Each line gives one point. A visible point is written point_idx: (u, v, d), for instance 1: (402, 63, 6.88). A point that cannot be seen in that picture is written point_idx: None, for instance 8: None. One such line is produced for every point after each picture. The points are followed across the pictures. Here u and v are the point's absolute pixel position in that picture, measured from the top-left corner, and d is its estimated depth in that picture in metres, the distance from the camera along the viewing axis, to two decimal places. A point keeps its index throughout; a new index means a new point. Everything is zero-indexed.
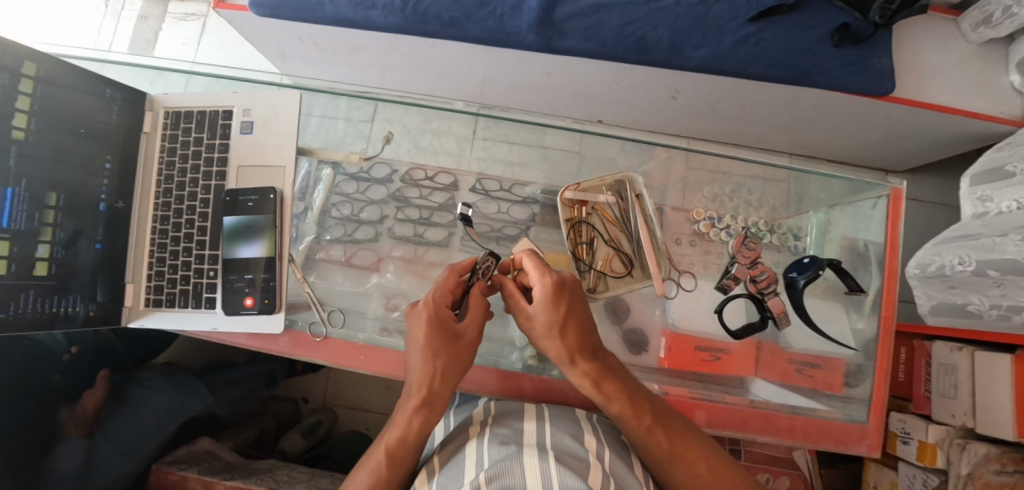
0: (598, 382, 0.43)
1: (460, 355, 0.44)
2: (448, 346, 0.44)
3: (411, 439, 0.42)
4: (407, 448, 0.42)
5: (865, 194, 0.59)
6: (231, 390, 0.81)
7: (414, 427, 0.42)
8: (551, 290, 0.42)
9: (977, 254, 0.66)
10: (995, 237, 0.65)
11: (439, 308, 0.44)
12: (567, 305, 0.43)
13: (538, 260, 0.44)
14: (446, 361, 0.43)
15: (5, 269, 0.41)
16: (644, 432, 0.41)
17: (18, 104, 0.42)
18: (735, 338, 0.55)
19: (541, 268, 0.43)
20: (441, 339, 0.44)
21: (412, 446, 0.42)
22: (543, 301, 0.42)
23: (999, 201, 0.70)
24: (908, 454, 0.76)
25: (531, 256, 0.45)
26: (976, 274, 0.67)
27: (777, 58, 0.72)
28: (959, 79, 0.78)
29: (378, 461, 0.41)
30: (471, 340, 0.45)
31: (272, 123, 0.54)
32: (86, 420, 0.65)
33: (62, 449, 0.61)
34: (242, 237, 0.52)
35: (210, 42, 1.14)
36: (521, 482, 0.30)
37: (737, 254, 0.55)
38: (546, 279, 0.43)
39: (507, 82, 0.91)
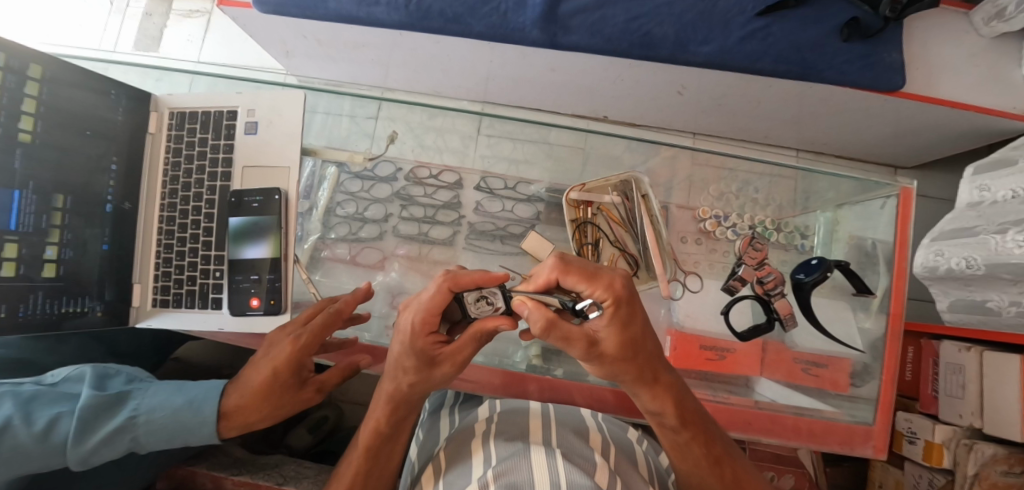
0: (659, 398, 0.37)
1: (432, 380, 0.37)
2: (421, 370, 0.36)
3: (379, 434, 0.41)
4: (379, 442, 0.42)
5: (873, 194, 0.58)
6: None
7: (378, 425, 0.41)
8: (619, 295, 0.29)
9: (983, 256, 0.66)
10: (994, 235, 0.65)
11: (415, 335, 0.33)
12: (639, 314, 0.31)
13: (581, 268, 0.29)
14: (413, 380, 0.37)
15: (13, 271, 0.41)
16: (690, 447, 0.41)
17: (24, 108, 0.42)
18: (741, 339, 0.55)
19: (591, 277, 0.29)
20: (416, 361, 0.35)
21: (382, 442, 0.42)
22: (617, 318, 0.29)
23: (997, 190, 0.70)
24: (915, 454, 0.75)
25: (572, 270, 0.29)
26: (988, 275, 0.66)
27: (784, 53, 0.71)
28: (970, 73, 0.76)
29: (357, 451, 0.43)
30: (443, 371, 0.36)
31: (276, 123, 0.54)
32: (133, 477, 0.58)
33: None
34: (247, 237, 0.52)
35: (214, 39, 1.13)
36: (529, 478, 0.30)
37: (744, 255, 0.54)
38: (616, 285, 0.28)
39: (511, 79, 0.90)
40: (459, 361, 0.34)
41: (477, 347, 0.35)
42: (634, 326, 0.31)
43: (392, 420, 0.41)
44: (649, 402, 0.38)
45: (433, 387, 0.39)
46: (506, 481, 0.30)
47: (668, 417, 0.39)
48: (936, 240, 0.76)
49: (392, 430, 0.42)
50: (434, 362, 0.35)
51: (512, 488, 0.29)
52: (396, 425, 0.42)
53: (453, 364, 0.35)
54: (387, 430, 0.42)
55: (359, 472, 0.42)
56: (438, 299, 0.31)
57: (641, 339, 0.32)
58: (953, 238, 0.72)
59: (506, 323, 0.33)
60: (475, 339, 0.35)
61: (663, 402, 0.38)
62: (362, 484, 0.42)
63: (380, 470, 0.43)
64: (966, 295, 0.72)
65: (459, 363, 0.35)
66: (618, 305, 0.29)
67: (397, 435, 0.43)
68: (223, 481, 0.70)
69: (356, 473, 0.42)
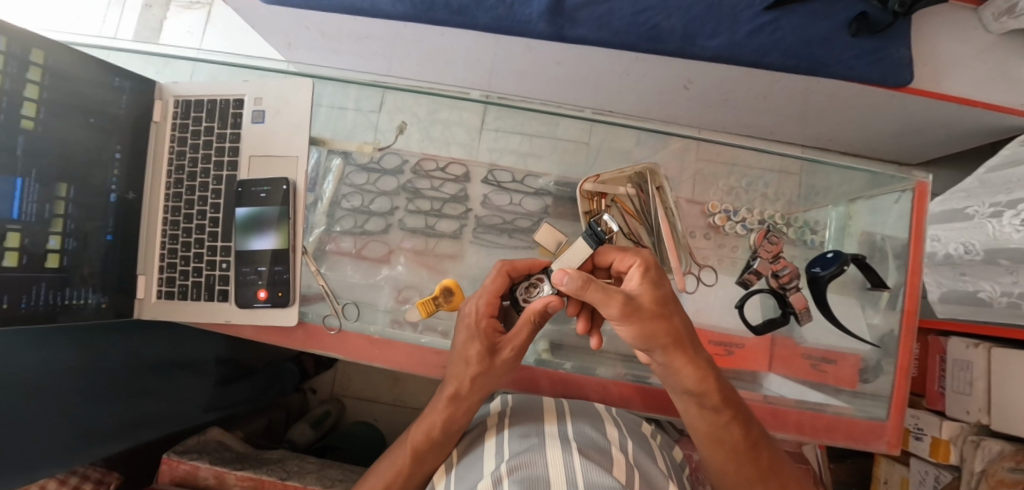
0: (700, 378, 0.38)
1: (492, 371, 0.41)
2: (484, 358, 0.40)
3: (432, 437, 0.41)
4: (428, 448, 0.41)
5: (887, 188, 0.58)
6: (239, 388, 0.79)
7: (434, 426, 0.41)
8: (645, 259, 0.38)
9: (981, 242, 0.66)
10: (988, 218, 0.65)
11: (482, 315, 0.41)
12: (667, 283, 0.38)
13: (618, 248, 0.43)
14: (475, 371, 0.41)
15: (16, 261, 0.40)
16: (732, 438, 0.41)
17: (28, 94, 0.41)
18: (755, 333, 0.54)
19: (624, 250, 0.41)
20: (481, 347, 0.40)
21: (431, 446, 0.41)
22: (647, 275, 0.37)
23: (995, 181, 0.68)
24: (921, 450, 0.75)
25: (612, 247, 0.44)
26: (985, 262, 0.66)
27: (793, 48, 0.70)
28: (978, 70, 0.76)
29: (404, 453, 0.42)
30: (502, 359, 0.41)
31: (283, 111, 0.53)
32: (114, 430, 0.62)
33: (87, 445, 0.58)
34: (254, 229, 0.52)
35: (216, 31, 1.12)
36: (545, 473, 0.30)
37: (759, 248, 0.53)
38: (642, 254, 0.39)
39: (517, 72, 0.89)
40: (516, 341, 0.40)
41: (530, 333, 0.40)
42: (666, 287, 0.37)
43: (451, 422, 0.41)
44: (690, 378, 0.38)
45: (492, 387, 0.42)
46: (523, 475, 0.30)
47: (709, 398, 0.39)
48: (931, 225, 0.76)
49: (444, 435, 0.42)
50: (495, 347, 0.41)
51: (530, 483, 0.29)
52: (448, 429, 0.42)
53: (512, 349, 0.41)
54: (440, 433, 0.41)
55: (402, 474, 0.41)
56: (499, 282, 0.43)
57: (671, 305, 0.37)
58: (948, 221, 0.72)
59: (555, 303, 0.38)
60: (529, 323, 0.40)
61: (701, 378, 0.38)
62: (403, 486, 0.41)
63: (425, 473, 0.42)
64: (958, 285, 0.72)
65: (516, 346, 0.40)
66: (647, 266, 0.38)
67: (446, 441, 0.42)
68: (226, 478, 0.69)
69: (399, 474, 0.41)
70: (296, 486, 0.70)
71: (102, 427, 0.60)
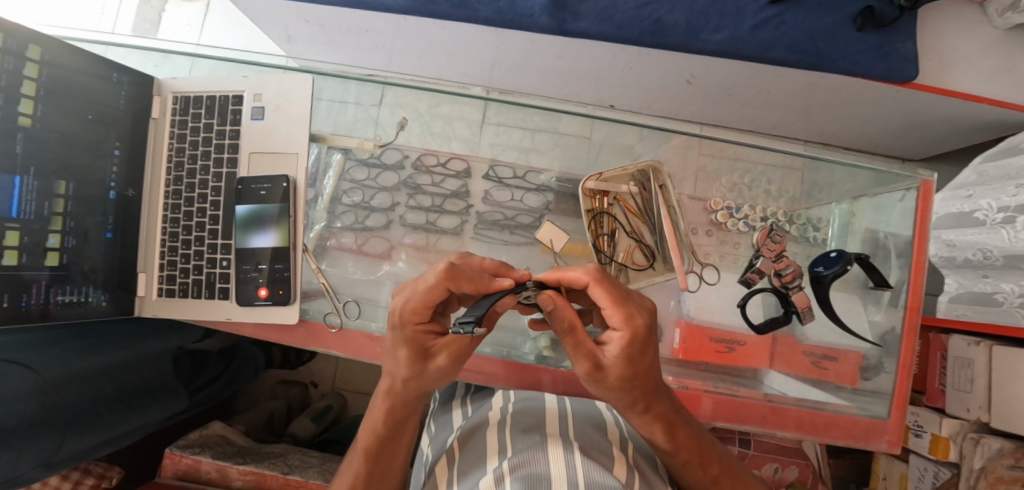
0: (654, 429, 0.37)
1: (430, 376, 0.35)
2: (415, 364, 0.34)
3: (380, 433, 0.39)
4: (380, 446, 0.39)
5: (892, 186, 0.57)
6: (212, 385, 0.83)
7: (378, 429, 0.39)
8: (636, 332, 0.30)
9: (999, 248, 0.66)
10: (1001, 225, 0.65)
11: (405, 324, 0.32)
12: (649, 350, 0.32)
13: (612, 287, 0.30)
14: (407, 374, 0.35)
15: (15, 260, 0.40)
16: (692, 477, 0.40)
17: (24, 90, 0.41)
18: (757, 332, 0.54)
19: (621, 301, 0.30)
20: (409, 352, 0.33)
21: (382, 443, 0.39)
22: (626, 353, 0.30)
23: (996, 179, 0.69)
24: (920, 447, 0.76)
25: (608, 284, 0.30)
26: (1007, 266, 0.65)
27: (797, 43, 0.69)
28: (983, 65, 0.75)
29: (358, 455, 0.40)
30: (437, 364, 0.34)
31: (283, 108, 0.53)
32: (99, 433, 0.59)
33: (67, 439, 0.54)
34: (254, 227, 0.51)
35: (215, 25, 1.11)
36: (546, 470, 0.30)
37: (762, 247, 0.53)
38: (636, 321, 0.30)
39: (518, 66, 0.88)
40: (454, 348, 0.33)
41: (473, 339, 0.34)
42: (642, 364, 0.31)
43: (394, 417, 0.39)
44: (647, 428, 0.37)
45: (429, 387, 0.37)
46: (525, 472, 0.30)
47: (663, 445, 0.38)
48: (941, 229, 0.77)
49: (392, 431, 0.39)
50: (426, 354, 0.34)
51: (532, 480, 0.29)
52: (396, 425, 0.39)
53: (451, 353, 0.34)
54: (387, 434, 0.39)
55: (358, 479, 0.39)
56: (437, 291, 0.29)
57: (642, 382, 0.33)
58: (958, 226, 0.73)
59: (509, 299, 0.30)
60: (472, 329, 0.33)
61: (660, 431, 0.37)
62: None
63: (381, 478, 0.40)
64: (976, 287, 0.72)
65: (453, 353, 0.34)
66: (635, 340, 0.30)
67: (399, 439, 0.40)
68: (229, 471, 0.71)
69: (356, 477, 0.39)
70: (298, 480, 0.71)
71: (89, 439, 0.57)
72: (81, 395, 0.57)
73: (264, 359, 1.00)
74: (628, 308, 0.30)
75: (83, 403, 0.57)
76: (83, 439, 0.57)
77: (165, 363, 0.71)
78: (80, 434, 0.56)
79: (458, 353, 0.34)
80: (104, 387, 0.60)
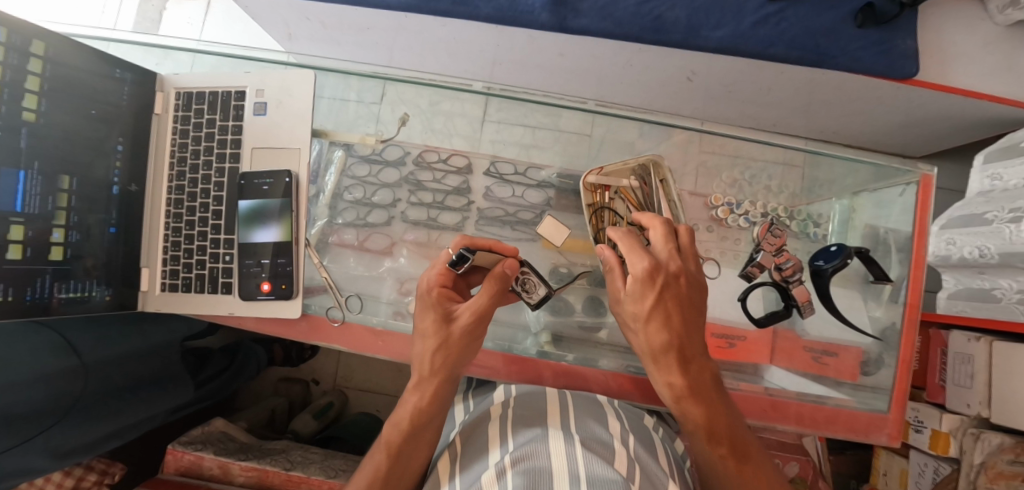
0: (681, 400, 0.38)
1: (454, 343, 0.39)
2: (440, 328, 0.39)
3: (405, 420, 0.39)
4: (404, 437, 0.39)
5: (892, 181, 0.57)
6: (215, 381, 0.83)
7: (408, 417, 0.39)
8: (642, 270, 0.37)
9: (997, 245, 0.65)
10: (1007, 224, 0.63)
11: (431, 286, 0.40)
12: (664, 299, 0.37)
13: (634, 242, 0.40)
14: (434, 344, 0.39)
15: (21, 254, 0.41)
16: (717, 462, 0.38)
17: (29, 85, 0.41)
18: (758, 325, 0.54)
19: (632, 248, 0.39)
20: (435, 317, 0.39)
21: (407, 433, 0.39)
22: (632, 287, 0.38)
23: (1009, 179, 0.68)
24: (921, 442, 0.76)
25: (631, 237, 0.41)
26: (1001, 263, 0.65)
27: (798, 39, 0.69)
28: (984, 62, 0.75)
29: (381, 449, 0.40)
30: (459, 323, 0.39)
31: (285, 103, 0.53)
32: (103, 426, 0.59)
33: (70, 430, 0.54)
34: (257, 221, 0.52)
35: (215, 22, 1.11)
36: (547, 463, 0.31)
37: (762, 241, 0.52)
38: (642, 264, 0.38)
39: (519, 63, 0.89)
40: (472, 302, 0.38)
41: (490, 304, 0.39)
42: (646, 303, 0.37)
43: (423, 402, 0.40)
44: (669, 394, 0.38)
45: (453, 362, 0.39)
46: (526, 465, 0.31)
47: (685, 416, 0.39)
48: (949, 228, 0.75)
49: (418, 422, 0.39)
50: (451, 316, 0.39)
51: (533, 473, 0.29)
52: (423, 412, 0.40)
53: (470, 313, 0.38)
54: (414, 423, 0.39)
55: (381, 473, 0.38)
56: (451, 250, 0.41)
57: (652, 324, 0.37)
58: (959, 223, 0.73)
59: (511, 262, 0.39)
60: (488, 287, 0.38)
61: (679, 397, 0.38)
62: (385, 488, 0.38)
63: (402, 475, 0.39)
64: (975, 283, 0.72)
65: (473, 308, 0.39)
66: (640, 277, 0.38)
67: (423, 431, 0.40)
68: (231, 468, 0.71)
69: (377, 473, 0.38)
70: (299, 477, 0.71)
71: (92, 430, 0.57)
72: (88, 386, 0.57)
73: (265, 356, 1.00)
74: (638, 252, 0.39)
75: (89, 393, 0.57)
76: (88, 431, 0.57)
77: (172, 353, 0.72)
78: (90, 424, 0.57)
79: (476, 312, 0.39)
80: (111, 378, 0.60)
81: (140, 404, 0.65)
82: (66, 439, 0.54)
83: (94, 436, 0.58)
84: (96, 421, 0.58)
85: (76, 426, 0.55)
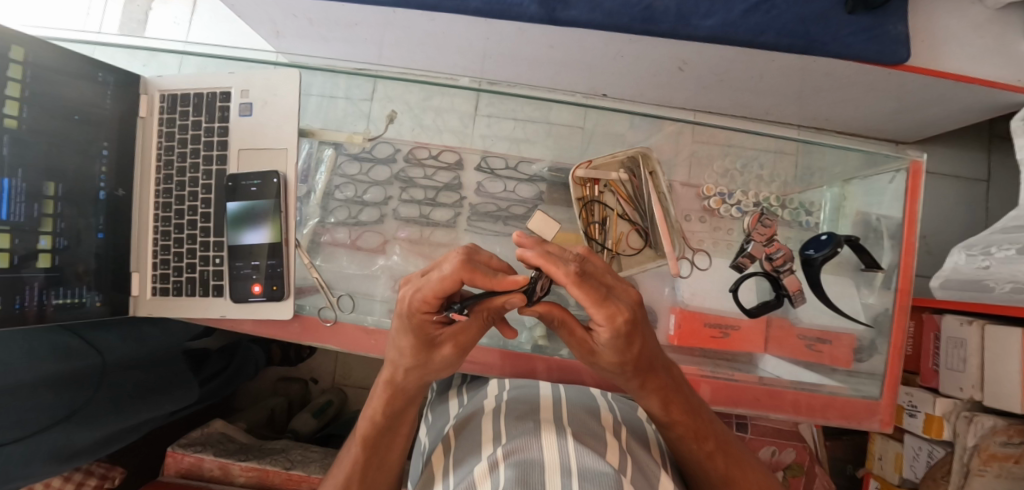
0: (666, 406, 0.36)
1: (435, 366, 0.34)
2: (420, 353, 0.32)
3: (380, 421, 0.38)
4: (377, 434, 0.39)
5: (882, 167, 0.57)
6: (218, 379, 0.85)
7: (381, 414, 0.38)
8: (620, 329, 0.26)
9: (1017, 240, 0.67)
10: None
11: (411, 313, 0.28)
12: (640, 339, 0.28)
13: (593, 286, 0.23)
14: (411, 362, 0.33)
15: (8, 262, 0.40)
16: (706, 464, 0.38)
17: (9, 92, 0.41)
18: (748, 315, 0.55)
19: (601, 302, 0.24)
20: (414, 343, 0.31)
21: (380, 432, 0.39)
22: (615, 341, 0.27)
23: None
24: (915, 426, 0.77)
25: (591, 286, 0.23)
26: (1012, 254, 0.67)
27: (788, 26, 0.69)
28: (975, 45, 0.75)
29: (356, 443, 0.40)
30: (443, 354, 0.33)
31: (270, 103, 0.52)
32: (105, 428, 0.59)
33: (74, 430, 0.55)
34: (246, 223, 0.51)
35: (201, 22, 1.10)
36: (540, 456, 0.31)
37: (753, 232, 0.52)
38: (619, 320, 0.25)
39: (509, 56, 0.88)
40: (466, 338, 0.32)
41: (484, 326, 0.32)
42: (629, 350, 0.28)
43: (390, 405, 0.38)
44: (651, 403, 0.36)
45: (432, 376, 0.36)
46: (517, 458, 0.31)
47: (673, 422, 0.37)
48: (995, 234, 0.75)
49: (392, 419, 0.39)
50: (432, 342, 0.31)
51: (523, 465, 0.30)
52: (396, 415, 0.39)
53: (454, 345, 0.32)
54: (387, 421, 0.39)
55: (356, 469, 0.38)
56: (450, 284, 0.25)
57: (632, 358, 0.30)
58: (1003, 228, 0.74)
59: (516, 299, 0.28)
60: (484, 316, 0.31)
61: (663, 403, 0.36)
62: (361, 482, 0.38)
63: (378, 468, 0.40)
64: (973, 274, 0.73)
65: (460, 341, 0.32)
66: (617, 333, 0.26)
67: (399, 425, 0.40)
68: (231, 468, 0.72)
69: (354, 466, 0.38)
70: (299, 476, 0.72)
71: (97, 430, 0.58)
72: (91, 386, 0.58)
73: (264, 357, 1.00)
74: (612, 306, 0.25)
75: (93, 393, 0.58)
76: (92, 432, 0.58)
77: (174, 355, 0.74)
78: (94, 425, 0.58)
79: (463, 342, 0.32)
80: (114, 378, 0.62)
81: (145, 406, 0.66)
82: (73, 438, 0.55)
83: (100, 437, 0.59)
84: (99, 425, 0.58)
85: (81, 426, 0.56)
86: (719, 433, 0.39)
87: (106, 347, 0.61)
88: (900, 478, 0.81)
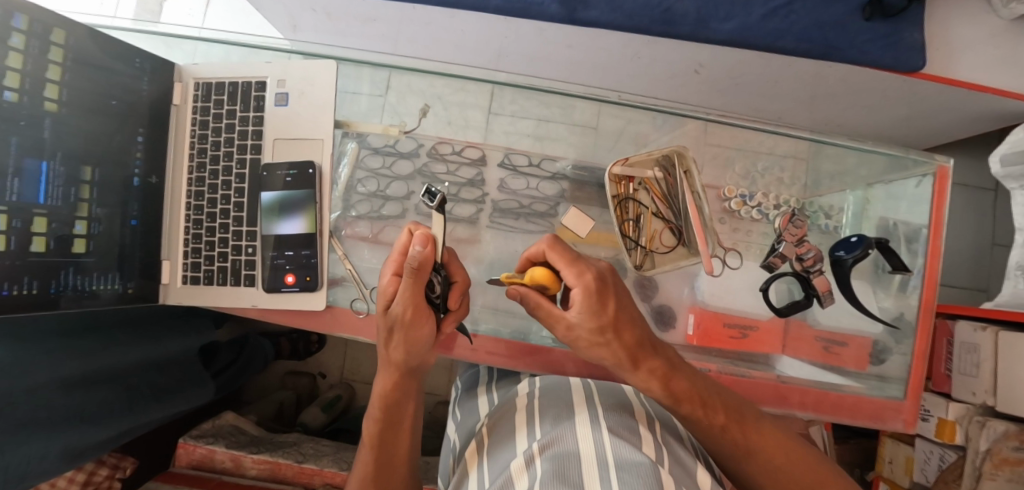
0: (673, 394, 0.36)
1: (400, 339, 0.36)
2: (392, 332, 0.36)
3: (378, 415, 0.40)
4: (380, 431, 0.40)
5: (909, 173, 0.58)
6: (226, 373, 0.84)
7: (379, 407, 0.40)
8: (592, 286, 0.33)
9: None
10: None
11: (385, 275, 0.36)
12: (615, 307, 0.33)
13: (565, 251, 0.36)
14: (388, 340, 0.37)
15: (44, 246, 0.40)
16: (722, 440, 0.38)
17: (51, 75, 0.41)
18: (778, 314, 0.55)
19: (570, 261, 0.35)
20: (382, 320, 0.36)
21: (381, 426, 0.40)
22: (588, 305, 0.33)
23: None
24: (927, 431, 0.77)
25: (559, 248, 0.36)
26: None
27: (807, 31, 0.69)
28: (990, 55, 0.75)
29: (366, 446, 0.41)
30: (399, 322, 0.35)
31: (307, 94, 0.52)
32: (116, 426, 0.58)
33: (87, 429, 0.54)
34: (280, 213, 0.51)
35: (215, 15, 1.10)
36: (576, 447, 0.31)
37: (784, 232, 0.53)
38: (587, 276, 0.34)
39: (526, 55, 0.88)
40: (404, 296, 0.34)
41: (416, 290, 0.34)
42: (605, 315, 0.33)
43: (390, 396, 0.39)
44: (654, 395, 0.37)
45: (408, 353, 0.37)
46: (554, 452, 0.31)
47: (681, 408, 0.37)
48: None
49: (390, 414, 0.40)
50: (392, 319, 0.35)
51: (560, 458, 0.30)
52: (392, 409, 0.40)
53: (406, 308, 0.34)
54: (387, 416, 0.40)
55: (369, 469, 0.40)
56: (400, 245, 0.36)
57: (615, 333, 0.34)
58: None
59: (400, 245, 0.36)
60: (410, 276, 0.33)
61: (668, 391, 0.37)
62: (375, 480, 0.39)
63: (389, 466, 0.40)
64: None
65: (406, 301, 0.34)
66: (588, 293, 0.33)
67: (400, 416, 0.40)
68: (242, 460, 0.72)
69: (366, 467, 0.40)
70: (311, 469, 0.72)
71: (111, 429, 0.57)
72: (103, 385, 0.57)
73: (272, 350, 1.00)
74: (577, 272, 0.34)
75: (107, 393, 0.57)
76: (105, 432, 0.56)
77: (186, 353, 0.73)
78: (106, 425, 0.56)
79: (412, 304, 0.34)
80: (125, 376, 0.60)
81: (155, 405, 0.65)
82: (85, 439, 0.54)
83: (109, 437, 0.58)
84: (111, 424, 0.57)
85: (94, 425, 0.55)
86: (731, 410, 0.39)
87: (124, 343, 0.60)
88: (911, 482, 0.81)
